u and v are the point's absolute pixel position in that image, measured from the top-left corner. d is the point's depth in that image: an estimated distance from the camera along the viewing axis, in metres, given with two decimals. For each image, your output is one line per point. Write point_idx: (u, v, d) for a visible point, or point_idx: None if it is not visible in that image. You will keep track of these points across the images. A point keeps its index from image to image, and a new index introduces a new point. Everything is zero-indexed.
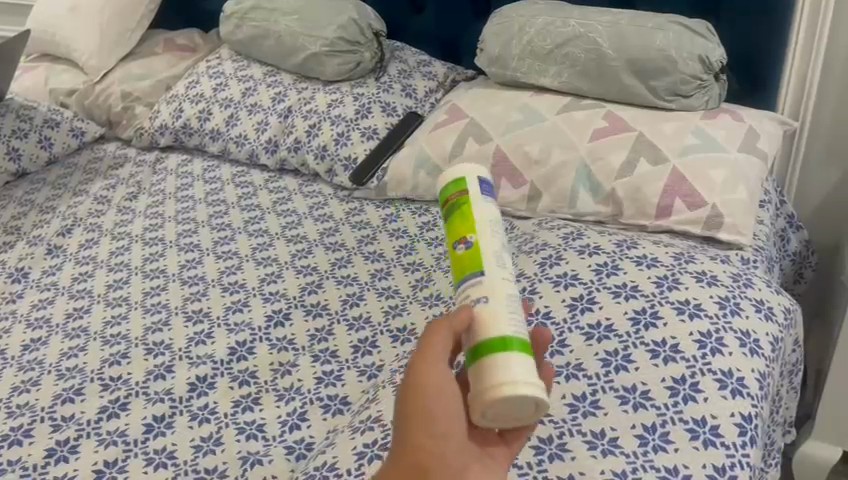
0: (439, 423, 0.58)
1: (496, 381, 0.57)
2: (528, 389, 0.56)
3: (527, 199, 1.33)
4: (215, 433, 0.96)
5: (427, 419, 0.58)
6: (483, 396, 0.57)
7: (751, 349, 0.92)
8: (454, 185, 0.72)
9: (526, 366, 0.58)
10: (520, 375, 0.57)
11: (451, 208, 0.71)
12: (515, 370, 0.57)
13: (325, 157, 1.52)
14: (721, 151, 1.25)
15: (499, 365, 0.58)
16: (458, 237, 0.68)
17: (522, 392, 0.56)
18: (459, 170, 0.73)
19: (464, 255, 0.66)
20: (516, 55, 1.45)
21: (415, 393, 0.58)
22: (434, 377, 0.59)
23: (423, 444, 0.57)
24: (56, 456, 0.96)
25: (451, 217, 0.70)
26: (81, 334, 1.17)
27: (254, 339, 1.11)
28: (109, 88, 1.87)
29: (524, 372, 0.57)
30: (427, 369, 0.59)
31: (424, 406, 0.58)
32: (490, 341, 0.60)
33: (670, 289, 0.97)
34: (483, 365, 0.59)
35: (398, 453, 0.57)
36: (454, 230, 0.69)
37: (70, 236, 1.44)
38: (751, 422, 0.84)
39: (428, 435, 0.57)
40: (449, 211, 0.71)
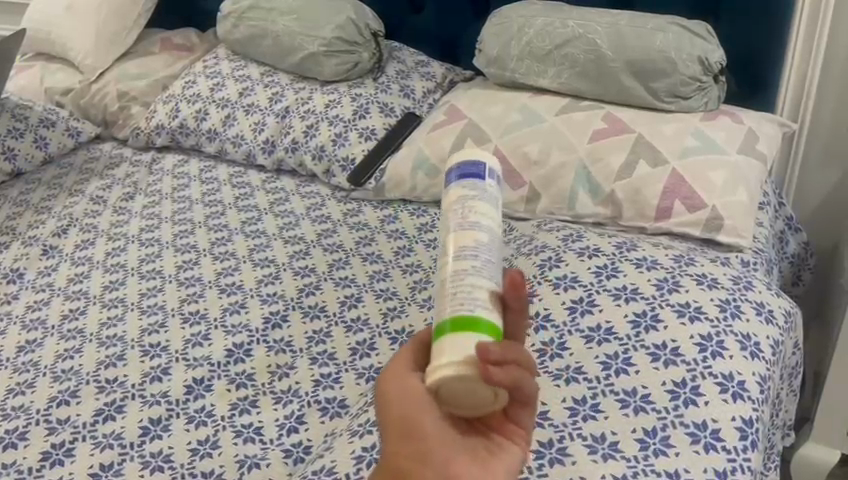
0: (414, 422, 0.59)
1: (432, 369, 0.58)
2: (450, 368, 0.56)
3: (527, 200, 1.32)
4: (212, 436, 0.95)
5: (401, 424, 0.59)
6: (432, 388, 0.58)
7: (752, 352, 0.92)
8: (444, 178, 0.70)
9: (456, 344, 0.57)
10: (444, 358, 0.56)
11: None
12: (442, 355, 0.57)
13: (323, 158, 1.51)
14: (721, 153, 1.25)
15: (435, 351, 0.58)
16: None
17: (446, 375, 0.56)
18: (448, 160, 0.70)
19: None
20: (515, 56, 1.44)
21: (387, 401, 0.61)
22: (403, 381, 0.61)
23: (403, 450, 0.59)
24: (52, 459, 0.95)
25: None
26: (78, 335, 1.16)
27: (252, 341, 1.11)
28: (105, 87, 1.85)
29: (451, 353, 0.56)
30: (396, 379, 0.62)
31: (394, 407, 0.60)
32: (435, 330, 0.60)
33: (671, 291, 0.97)
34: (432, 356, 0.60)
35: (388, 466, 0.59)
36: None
37: (67, 236, 1.43)
38: (752, 426, 0.84)
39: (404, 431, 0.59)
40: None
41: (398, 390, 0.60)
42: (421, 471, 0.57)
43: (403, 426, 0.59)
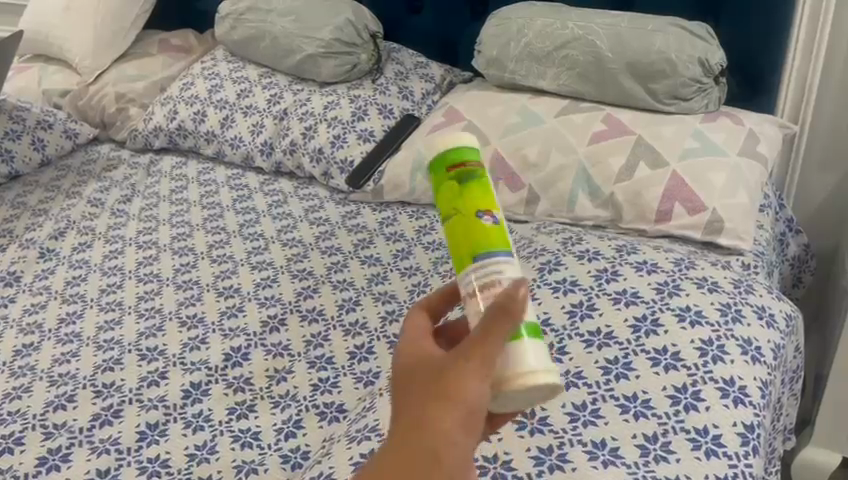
0: (475, 421, 0.50)
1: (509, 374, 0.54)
2: (542, 375, 0.54)
3: (526, 202, 1.31)
4: (209, 441, 0.95)
5: (450, 419, 0.49)
6: (497, 388, 0.54)
7: (753, 357, 0.91)
8: (461, 150, 0.64)
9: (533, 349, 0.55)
10: (527, 364, 0.54)
11: (452, 179, 0.63)
12: (525, 359, 0.54)
13: (321, 160, 1.51)
14: (721, 155, 1.24)
15: (512, 353, 0.55)
16: (481, 209, 0.62)
17: (539, 380, 0.54)
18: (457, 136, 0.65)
19: (491, 229, 0.61)
20: (514, 57, 1.43)
21: (459, 378, 0.50)
22: (478, 371, 0.50)
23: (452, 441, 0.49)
24: (48, 464, 0.94)
25: (463, 189, 0.63)
26: (75, 339, 1.15)
27: (250, 345, 1.10)
28: (102, 88, 1.85)
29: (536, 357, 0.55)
30: (473, 358, 0.50)
31: (469, 395, 0.49)
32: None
33: (672, 295, 0.96)
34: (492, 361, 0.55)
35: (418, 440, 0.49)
36: (471, 200, 0.62)
37: (64, 239, 1.42)
38: (753, 432, 0.83)
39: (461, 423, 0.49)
40: (448, 182, 0.64)
41: (470, 380, 0.50)
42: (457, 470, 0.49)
43: (467, 419, 0.49)
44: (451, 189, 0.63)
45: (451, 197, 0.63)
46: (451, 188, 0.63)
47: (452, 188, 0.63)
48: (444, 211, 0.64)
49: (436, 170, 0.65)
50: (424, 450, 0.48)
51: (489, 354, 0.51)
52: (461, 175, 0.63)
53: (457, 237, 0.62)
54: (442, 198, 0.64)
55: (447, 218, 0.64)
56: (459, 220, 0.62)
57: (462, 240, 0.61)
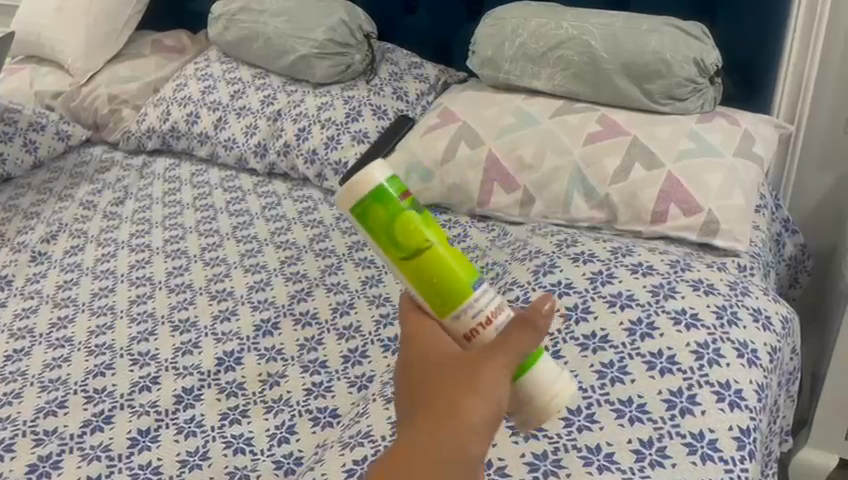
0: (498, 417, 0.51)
1: (532, 403, 0.54)
2: (563, 397, 0.55)
3: (521, 204, 1.31)
4: (201, 447, 0.94)
5: (477, 413, 0.50)
6: (540, 414, 0.54)
7: (749, 360, 0.90)
8: (395, 180, 0.55)
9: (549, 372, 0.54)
10: (559, 382, 0.55)
11: (408, 210, 0.54)
12: (545, 385, 0.54)
13: (315, 162, 1.50)
14: (717, 156, 1.24)
15: (546, 378, 0.54)
16: (443, 237, 0.56)
17: (561, 403, 0.55)
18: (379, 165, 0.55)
19: (461, 255, 0.56)
20: (509, 57, 1.43)
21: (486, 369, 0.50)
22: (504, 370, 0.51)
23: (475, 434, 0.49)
24: (38, 471, 0.92)
25: (422, 219, 0.55)
26: (66, 343, 1.14)
27: (243, 349, 1.09)
28: (95, 90, 1.83)
29: (556, 382, 0.54)
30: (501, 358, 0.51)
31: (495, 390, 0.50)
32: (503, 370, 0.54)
33: (667, 297, 0.96)
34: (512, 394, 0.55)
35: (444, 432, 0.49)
36: (432, 230, 0.55)
37: (56, 242, 1.41)
38: (750, 435, 0.82)
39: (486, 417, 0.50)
40: (403, 215, 0.54)
41: (497, 379, 0.50)
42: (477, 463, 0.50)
43: (491, 415, 0.50)
44: (411, 222, 0.54)
45: (413, 231, 0.54)
46: (410, 221, 0.54)
47: (411, 221, 0.54)
48: (403, 248, 0.54)
49: (374, 206, 0.54)
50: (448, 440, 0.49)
51: (516, 354, 0.51)
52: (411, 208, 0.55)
53: (435, 273, 0.54)
54: (401, 234, 0.54)
55: (410, 255, 0.54)
56: (434, 252, 0.54)
57: (447, 274, 0.54)
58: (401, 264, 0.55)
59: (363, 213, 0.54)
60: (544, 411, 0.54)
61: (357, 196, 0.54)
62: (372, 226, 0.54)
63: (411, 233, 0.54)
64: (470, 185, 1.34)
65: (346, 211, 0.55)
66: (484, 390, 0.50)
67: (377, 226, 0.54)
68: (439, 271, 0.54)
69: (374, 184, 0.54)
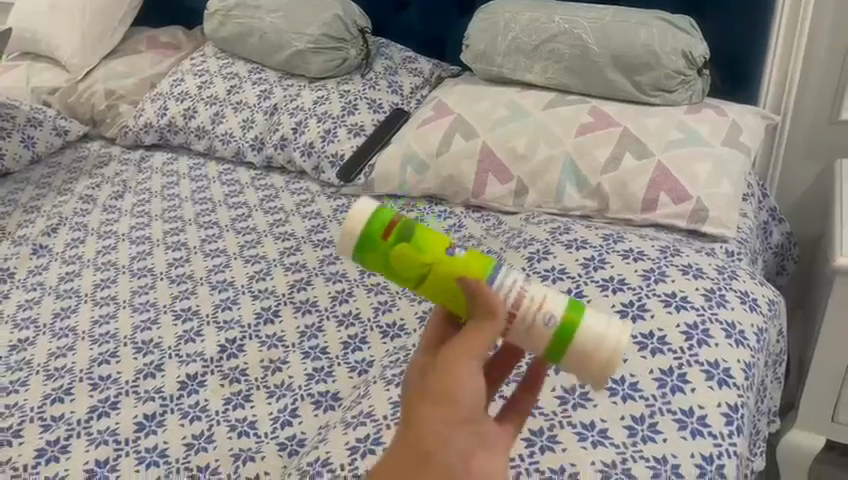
0: (457, 409, 0.51)
1: (593, 357, 0.59)
2: (616, 337, 0.59)
3: (515, 194, 1.33)
4: (206, 431, 0.96)
5: (426, 414, 0.51)
6: (607, 365, 0.59)
7: (737, 340, 0.94)
8: (379, 215, 0.61)
9: (591, 327, 0.59)
10: (604, 332, 0.59)
11: (399, 239, 0.60)
12: (592, 338, 0.59)
13: (312, 155, 1.52)
14: (705, 146, 1.27)
15: (590, 336, 0.59)
16: (441, 249, 0.61)
17: (621, 342, 0.59)
18: (361, 205, 0.61)
19: (467, 258, 0.61)
20: (502, 51, 1.46)
21: (437, 372, 0.52)
22: (457, 364, 0.52)
23: (429, 431, 0.50)
24: (46, 456, 0.94)
25: (415, 242, 0.61)
26: (69, 333, 1.16)
27: (244, 336, 1.12)
28: (92, 86, 1.85)
29: (602, 329, 0.59)
30: (451, 355, 0.53)
31: (446, 385, 0.51)
32: (548, 349, 0.60)
33: (657, 281, 0.99)
34: (570, 362, 0.60)
35: (404, 440, 0.51)
36: (429, 247, 0.61)
37: (56, 235, 1.43)
38: (738, 411, 0.86)
39: (442, 414, 0.51)
40: (397, 247, 0.60)
41: (445, 375, 0.52)
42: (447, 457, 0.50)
43: (445, 409, 0.51)
44: (405, 249, 0.60)
45: (410, 260, 0.60)
46: (404, 250, 0.60)
47: (405, 249, 0.60)
48: (412, 276, 0.61)
49: (370, 246, 0.61)
50: (406, 444, 0.51)
51: (460, 347, 0.53)
52: (401, 236, 0.61)
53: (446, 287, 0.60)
54: (400, 265, 0.61)
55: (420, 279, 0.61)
56: (436, 268, 0.61)
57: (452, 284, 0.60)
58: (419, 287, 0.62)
59: (364, 254, 0.61)
60: (609, 360, 0.59)
61: (353, 240, 0.61)
62: (376, 265, 0.62)
63: (412, 260, 0.60)
64: (465, 175, 1.37)
65: (352, 255, 0.62)
66: (441, 389, 0.51)
67: (377, 267, 0.61)
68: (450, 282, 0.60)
69: (363, 226, 0.60)
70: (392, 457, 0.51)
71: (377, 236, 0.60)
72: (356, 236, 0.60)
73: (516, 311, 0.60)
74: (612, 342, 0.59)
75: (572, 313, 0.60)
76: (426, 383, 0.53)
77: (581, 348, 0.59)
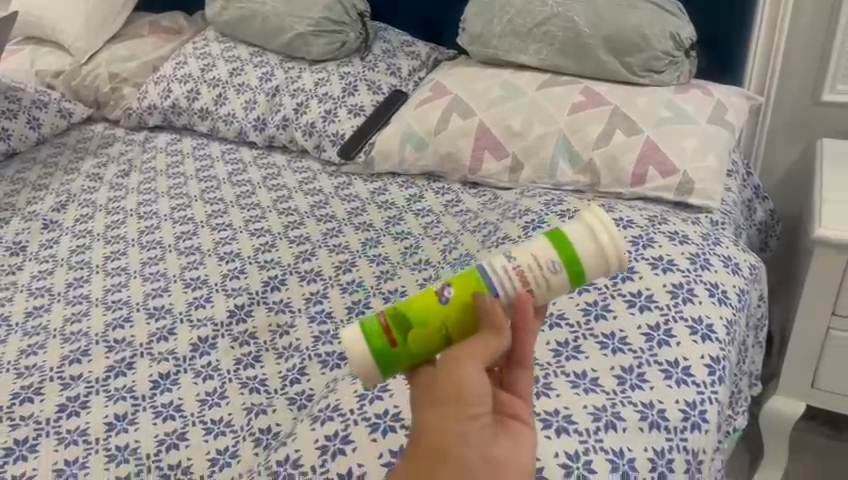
0: (465, 408, 0.55)
1: (606, 255, 0.61)
2: (602, 227, 0.61)
3: (510, 170, 1.39)
4: (219, 388, 1.01)
5: (436, 417, 0.55)
6: (616, 251, 0.61)
7: (719, 299, 1.00)
8: (370, 334, 0.59)
9: (581, 237, 0.60)
10: (592, 230, 0.61)
11: (403, 336, 0.59)
12: (591, 245, 0.60)
13: (313, 134, 1.57)
14: (692, 123, 1.33)
15: (588, 245, 0.60)
16: (435, 304, 0.60)
17: (607, 224, 0.61)
18: (352, 342, 0.59)
19: (459, 293, 0.60)
20: (497, 33, 1.51)
21: (441, 376, 0.56)
22: (460, 367, 0.56)
23: (442, 433, 0.55)
24: (68, 411, 0.98)
25: (414, 323, 0.59)
26: (83, 300, 1.20)
27: (252, 303, 1.17)
28: (96, 69, 1.89)
29: (591, 234, 0.60)
30: (454, 359, 0.57)
31: (451, 388, 0.55)
32: (574, 282, 0.61)
33: (646, 247, 1.05)
34: (595, 274, 0.61)
35: (421, 445, 0.55)
36: (427, 315, 0.60)
37: (65, 211, 1.47)
38: (719, 363, 0.92)
39: (452, 415, 0.55)
40: (409, 342, 0.59)
41: (448, 380, 0.56)
42: (463, 453, 0.54)
43: (453, 410, 0.55)
44: (415, 335, 0.59)
45: (426, 338, 0.59)
46: (416, 339, 0.59)
47: (415, 336, 0.59)
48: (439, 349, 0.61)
49: (393, 362, 0.59)
50: (423, 449, 0.55)
51: (461, 354, 0.57)
52: (402, 333, 0.59)
53: (470, 331, 0.60)
54: (424, 352, 0.60)
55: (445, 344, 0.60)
56: (449, 323, 0.60)
57: (468, 322, 0.60)
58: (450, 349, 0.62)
59: (393, 372, 0.60)
60: (616, 241, 0.61)
61: (376, 372, 0.60)
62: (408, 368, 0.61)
63: (429, 339, 0.60)
64: (462, 152, 1.42)
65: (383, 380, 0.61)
66: (449, 392, 0.55)
67: (408, 368, 0.60)
68: (468, 324, 0.60)
69: (372, 355, 0.59)
70: (412, 462, 0.55)
71: (388, 352, 0.59)
72: (376, 368, 0.59)
73: (529, 286, 0.61)
74: (603, 230, 0.61)
75: (558, 242, 0.61)
76: (433, 390, 0.56)
77: (592, 260, 0.60)
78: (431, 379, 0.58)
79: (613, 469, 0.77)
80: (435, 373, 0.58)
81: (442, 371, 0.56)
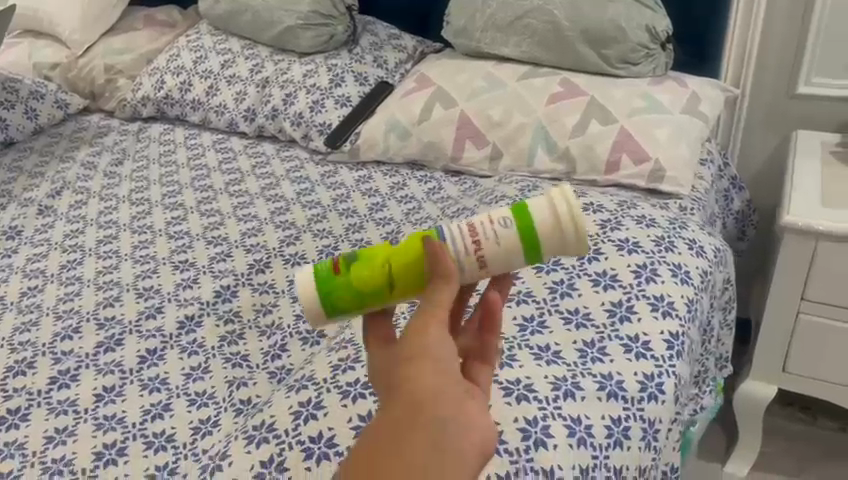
0: (441, 364, 0.54)
1: (562, 227, 0.62)
2: (563, 200, 0.63)
3: (490, 159, 1.43)
4: (203, 363, 1.05)
5: (416, 376, 0.53)
6: (573, 223, 0.62)
7: (682, 279, 1.04)
8: (319, 268, 0.64)
9: (540, 207, 0.63)
10: (554, 201, 0.63)
11: (348, 267, 0.63)
12: (548, 213, 0.62)
13: (301, 124, 1.62)
14: (665, 113, 1.38)
15: (545, 213, 0.62)
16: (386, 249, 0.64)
17: (569, 199, 0.63)
18: (302, 272, 0.64)
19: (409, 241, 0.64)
20: (480, 27, 1.56)
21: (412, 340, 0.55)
22: (423, 325, 0.55)
23: (423, 392, 0.52)
24: (59, 383, 1.03)
25: (360, 258, 0.63)
26: (76, 281, 1.25)
27: (238, 284, 1.21)
28: (92, 61, 1.94)
29: (550, 204, 0.63)
30: (416, 317, 0.56)
31: (425, 347, 0.54)
32: (524, 250, 0.63)
33: (613, 229, 1.10)
34: (548, 247, 0.63)
35: (400, 409, 0.52)
36: (374, 254, 0.64)
37: (60, 197, 1.52)
38: (679, 339, 0.96)
39: (431, 373, 0.53)
40: (351, 273, 0.62)
41: (421, 337, 0.55)
42: (446, 408, 0.52)
43: (430, 368, 0.53)
44: (358, 268, 0.63)
45: (370, 274, 0.62)
46: (358, 271, 0.62)
47: (358, 268, 0.63)
48: (381, 286, 0.62)
49: (333, 290, 0.62)
50: (403, 411, 0.52)
51: (427, 314, 0.56)
52: (347, 265, 0.63)
53: (412, 270, 0.62)
54: (364, 283, 0.62)
55: (388, 282, 0.62)
56: (394, 262, 0.62)
57: (412, 263, 0.62)
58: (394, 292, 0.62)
59: (332, 302, 0.62)
60: (574, 219, 0.62)
61: (316, 299, 0.62)
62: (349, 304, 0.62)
63: (370, 272, 0.62)
64: (444, 141, 1.47)
65: (325, 315, 0.63)
66: (413, 349, 0.54)
67: (351, 305, 0.62)
68: (411, 264, 0.62)
69: (314, 280, 0.63)
70: (393, 430, 0.51)
71: (329, 279, 0.62)
72: (315, 294, 0.62)
73: (477, 238, 0.63)
74: (564, 204, 0.63)
75: (517, 207, 0.63)
76: (404, 354, 0.55)
77: (546, 228, 0.62)
78: (398, 348, 0.56)
79: (570, 434, 0.82)
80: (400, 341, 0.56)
81: (412, 334, 0.55)
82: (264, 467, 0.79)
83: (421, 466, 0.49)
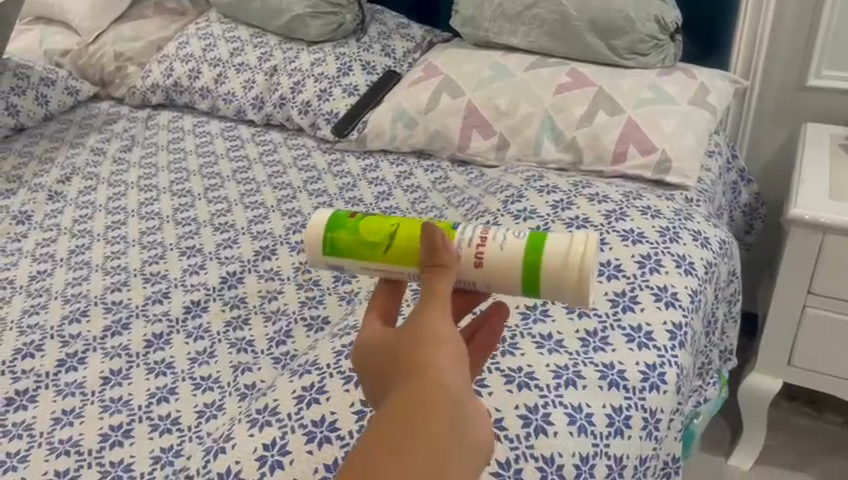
0: (454, 355, 0.52)
1: (570, 267, 0.60)
2: (582, 242, 0.60)
3: (496, 148, 1.43)
4: (209, 348, 1.06)
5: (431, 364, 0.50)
6: (583, 265, 0.60)
7: (686, 270, 1.05)
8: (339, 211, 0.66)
9: (556, 238, 0.61)
10: (573, 238, 0.61)
11: (361, 218, 0.64)
12: (563, 247, 0.60)
13: (308, 112, 1.62)
14: (672, 104, 1.37)
15: (560, 245, 0.60)
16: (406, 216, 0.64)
17: (587, 242, 0.61)
18: (322, 210, 0.66)
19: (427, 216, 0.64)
20: (488, 17, 1.56)
21: (423, 329, 0.52)
22: (433, 312, 0.53)
23: (442, 379, 0.50)
24: (66, 366, 1.04)
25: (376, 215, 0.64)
26: (84, 265, 1.26)
27: (244, 270, 1.22)
28: (102, 48, 1.95)
29: (568, 241, 0.61)
30: (425, 305, 0.54)
31: (440, 337, 0.52)
32: (523, 266, 0.61)
33: (618, 219, 1.09)
34: (547, 275, 0.60)
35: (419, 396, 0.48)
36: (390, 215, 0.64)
37: (70, 183, 1.53)
38: (681, 329, 0.97)
39: (447, 363, 0.51)
40: (360, 224, 0.63)
41: (434, 327, 0.52)
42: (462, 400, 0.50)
43: (445, 358, 0.51)
44: (369, 222, 0.63)
45: (376, 228, 0.63)
46: (367, 225, 0.63)
47: (368, 222, 0.63)
48: (379, 245, 0.62)
49: (337, 232, 0.63)
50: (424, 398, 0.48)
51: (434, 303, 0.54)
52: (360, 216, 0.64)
53: (412, 240, 0.61)
54: (366, 236, 0.62)
55: (386, 244, 0.61)
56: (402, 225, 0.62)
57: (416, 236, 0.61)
58: (387, 254, 0.61)
59: (332, 243, 0.63)
60: (583, 265, 0.60)
61: (320, 233, 0.64)
62: (346, 250, 0.63)
63: (376, 228, 0.62)
64: (451, 130, 1.47)
65: (323, 253, 0.64)
66: (425, 337, 0.52)
67: (348, 248, 0.63)
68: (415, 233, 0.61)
69: (326, 219, 0.65)
70: (412, 416, 0.47)
71: (338, 223, 0.64)
72: (321, 230, 0.64)
73: (484, 240, 0.62)
74: (580, 245, 0.60)
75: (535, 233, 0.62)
76: (416, 344, 0.52)
77: (554, 261, 0.60)
78: (406, 338, 0.52)
79: (571, 423, 0.82)
80: (407, 332, 0.53)
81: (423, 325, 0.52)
82: (267, 450, 0.80)
83: (429, 456, 0.46)
